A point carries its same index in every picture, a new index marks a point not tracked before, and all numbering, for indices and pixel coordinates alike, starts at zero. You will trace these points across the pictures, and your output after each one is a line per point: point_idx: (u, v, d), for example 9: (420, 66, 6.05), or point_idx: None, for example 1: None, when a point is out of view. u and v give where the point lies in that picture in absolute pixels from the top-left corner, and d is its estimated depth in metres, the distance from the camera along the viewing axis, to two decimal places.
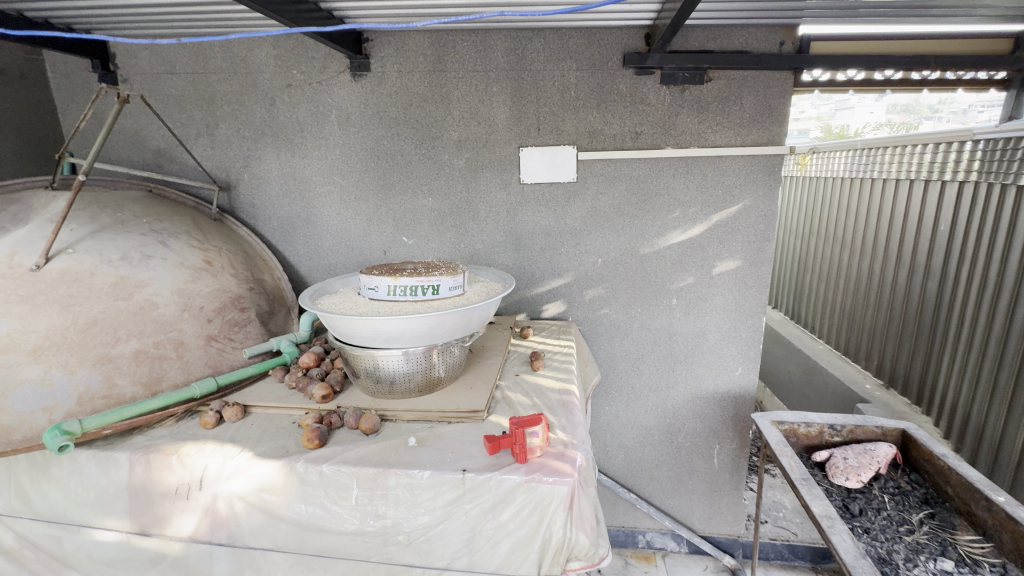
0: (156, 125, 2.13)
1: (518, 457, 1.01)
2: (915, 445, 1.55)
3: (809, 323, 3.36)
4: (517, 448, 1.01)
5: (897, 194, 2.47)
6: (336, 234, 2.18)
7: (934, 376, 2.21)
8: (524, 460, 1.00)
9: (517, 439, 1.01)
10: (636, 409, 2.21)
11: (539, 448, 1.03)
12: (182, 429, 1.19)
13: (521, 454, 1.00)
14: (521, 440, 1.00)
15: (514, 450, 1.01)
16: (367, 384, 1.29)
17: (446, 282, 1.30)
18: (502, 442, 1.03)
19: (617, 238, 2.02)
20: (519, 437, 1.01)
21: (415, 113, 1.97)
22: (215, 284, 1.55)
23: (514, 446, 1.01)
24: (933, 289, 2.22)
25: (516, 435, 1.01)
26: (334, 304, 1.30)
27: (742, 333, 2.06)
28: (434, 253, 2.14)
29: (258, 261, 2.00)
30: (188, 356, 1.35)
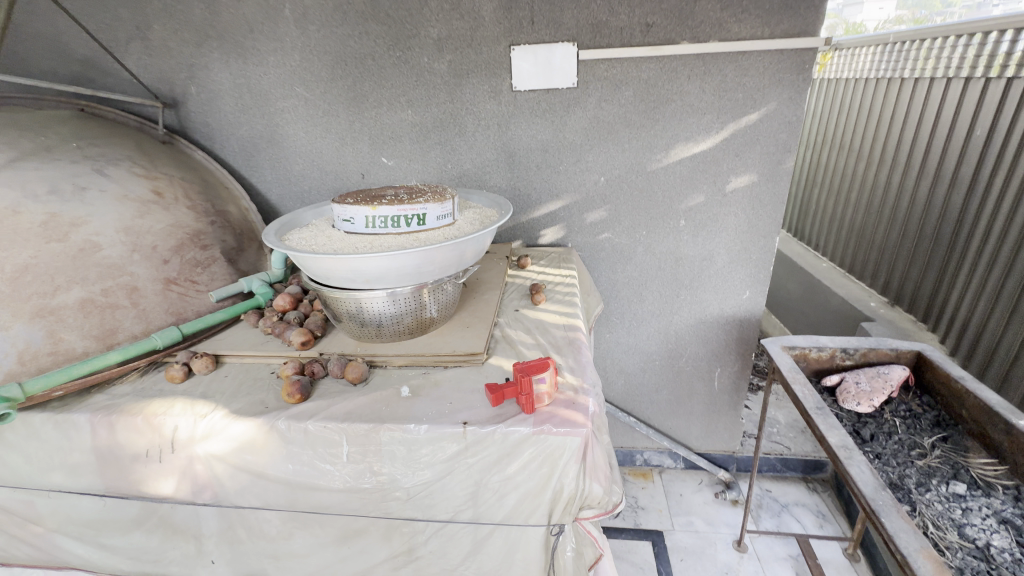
0: (76, 27, 1.78)
1: (524, 407, 0.91)
2: (930, 368, 1.49)
3: (813, 241, 3.24)
4: (524, 397, 0.90)
5: (928, 96, 2.22)
6: (305, 156, 1.93)
7: (946, 294, 2.13)
8: (532, 410, 0.91)
9: (524, 388, 0.90)
10: (638, 336, 2.14)
11: (548, 396, 0.93)
12: (147, 385, 1.07)
13: (529, 404, 0.91)
14: (527, 389, 0.90)
15: (520, 400, 0.91)
16: (351, 328, 1.15)
17: (433, 210, 1.12)
18: (506, 392, 0.93)
19: (622, 153, 1.81)
20: (526, 386, 0.90)
21: (384, 4, 1.65)
22: (169, 219, 1.36)
23: (520, 396, 0.91)
24: (957, 202, 2.06)
25: (522, 384, 0.90)
26: (305, 240, 1.13)
27: (753, 254, 1.93)
28: (418, 175, 1.92)
29: (220, 190, 1.77)
30: (145, 303, 1.19)
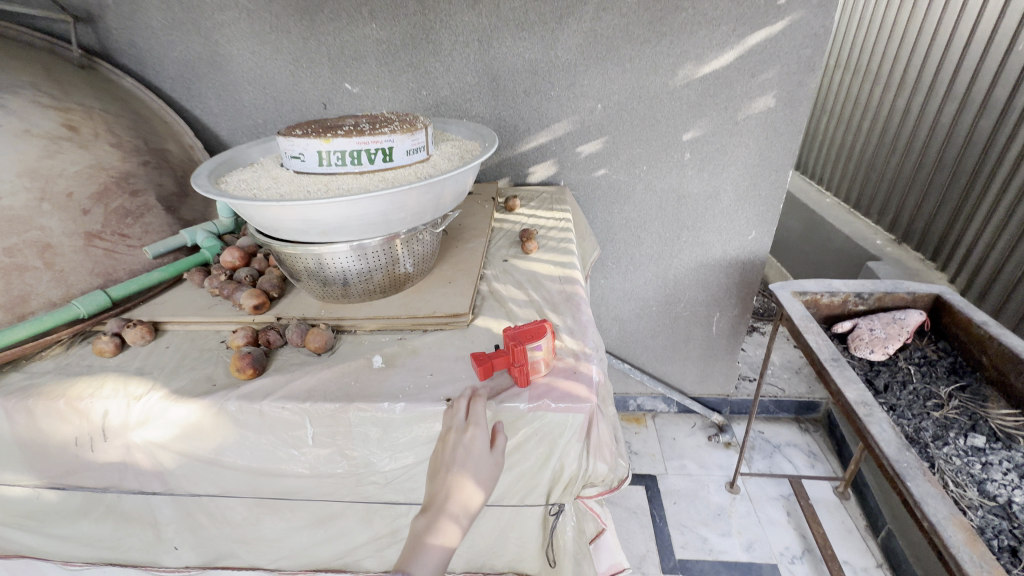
0: None
1: (518, 380, 0.77)
2: (950, 312, 1.39)
3: (817, 174, 3.06)
4: (519, 369, 0.77)
5: (965, 6, 1.97)
6: (254, 82, 1.65)
7: (961, 230, 2.00)
8: (527, 383, 0.77)
9: (519, 359, 0.76)
10: (635, 281, 2.00)
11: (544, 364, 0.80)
12: (73, 361, 0.91)
13: (524, 377, 0.77)
14: (523, 360, 0.76)
15: (514, 372, 0.77)
16: (313, 288, 0.99)
17: (401, 143, 0.92)
18: (495, 364, 0.78)
19: (622, 74, 1.57)
20: (522, 356, 0.76)
21: None
22: (87, 158, 1.13)
23: (514, 368, 0.77)
24: (986, 129, 1.88)
25: (516, 355, 0.76)
26: (247, 182, 0.93)
27: (763, 191, 1.76)
28: (389, 104, 1.67)
29: (155, 124, 1.51)
30: (63, 263, 1.01)
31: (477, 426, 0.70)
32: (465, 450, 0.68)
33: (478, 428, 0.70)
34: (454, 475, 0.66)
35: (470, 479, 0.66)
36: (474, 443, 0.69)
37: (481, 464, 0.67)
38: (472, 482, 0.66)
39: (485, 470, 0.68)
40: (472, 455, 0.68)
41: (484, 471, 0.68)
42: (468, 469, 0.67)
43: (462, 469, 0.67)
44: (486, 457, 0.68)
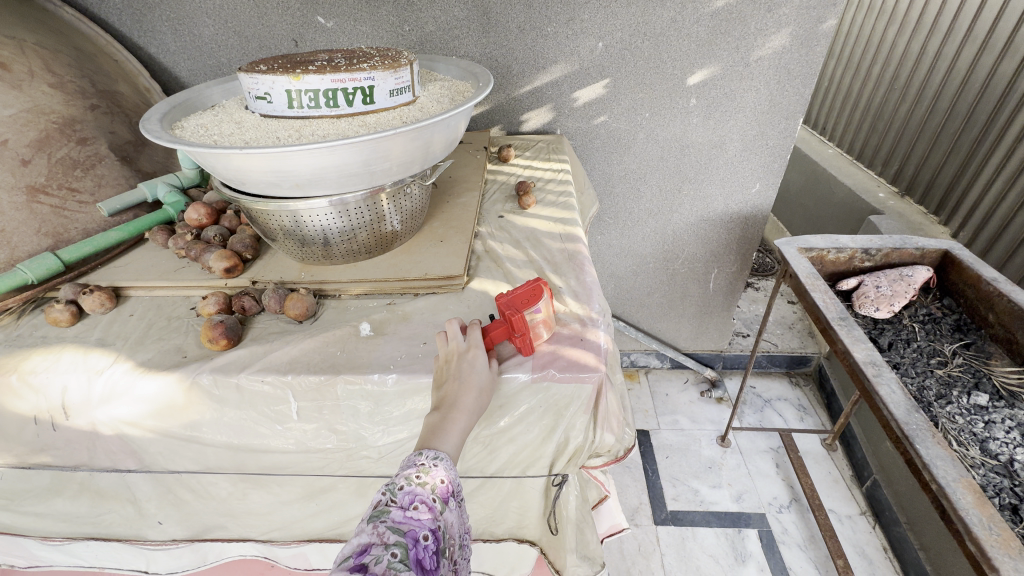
0: None
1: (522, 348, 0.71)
2: (959, 268, 1.35)
3: (820, 124, 2.94)
4: (522, 338, 0.70)
5: None
6: (214, 13, 1.46)
7: (968, 182, 1.94)
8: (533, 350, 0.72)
9: (521, 326, 0.69)
10: (633, 236, 1.93)
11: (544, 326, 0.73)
12: (24, 332, 0.81)
13: (528, 344, 0.71)
14: (525, 328, 0.69)
15: (517, 342, 0.71)
16: (290, 248, 0.90)
17: (383, 81, 0.80)
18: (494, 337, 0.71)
19: (626, 8, 1.42)
20: (523, 323, 0.69)
21: None
22: (21, 101, 0.98)
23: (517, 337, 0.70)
24: (1007, 72, 1.78)
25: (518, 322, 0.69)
26: (206, 127, 0.81)
27: (770, 140, 1.66)
28: (367, 41, 1.50)
29: (104, 63, 1.34)
30: (3, 223, 0.89)
31: (476, 343, 0.68)
32: (466, 360, 0.66)
33: (476, 343, 0.68)
34: (460, 379, 0.64)
35: (475, 383, 0.64)
36: (474, 355, 0.66)
37: (482, 371, 0.65)
38: (478, 384, 0.64)
39: (488, 375, 0.66)
40: (472, 364, 0.65)
41: (486, 379, 0.65)
42: (472, 376, 0.65)
43: (468, 376, 0.64)
44: (486, 367, 0.66)
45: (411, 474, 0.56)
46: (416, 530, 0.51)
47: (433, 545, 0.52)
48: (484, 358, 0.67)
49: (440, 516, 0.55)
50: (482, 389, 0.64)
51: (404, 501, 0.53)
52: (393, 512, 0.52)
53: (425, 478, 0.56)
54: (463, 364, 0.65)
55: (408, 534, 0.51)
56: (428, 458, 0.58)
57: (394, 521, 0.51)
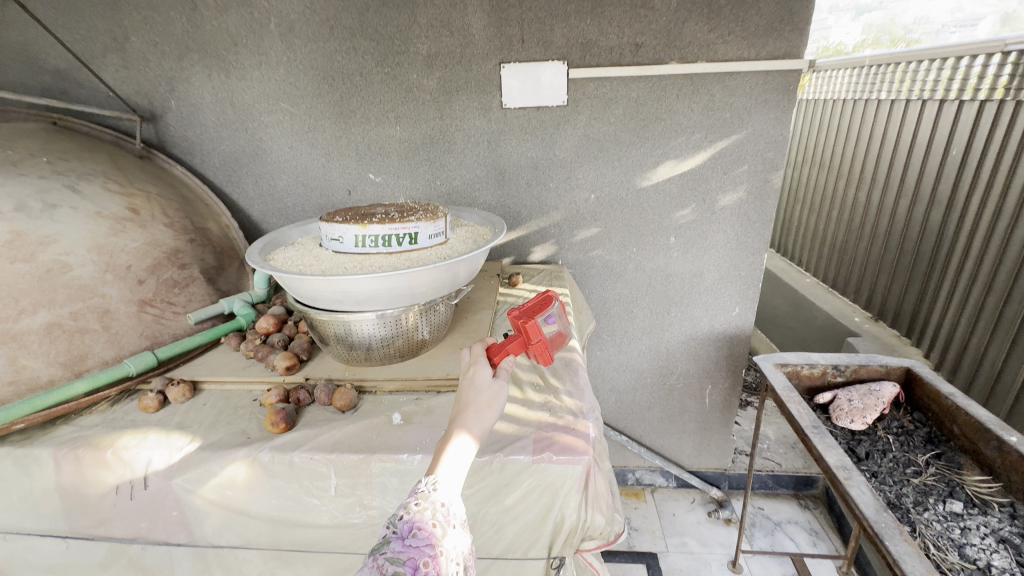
0: (49, 38, 1.71)
1: (541, 361, 0.89)
2: (920, 384, 1.50)
3: (796, 256, 3.29)
4: (541, 348, 0.88)
5: (905, 117, 2.30)
6: (290, 172, 1.88)
7: (930, 308, 2.16)
8: (550, 360, 0.90)
9: (537, 334, 0.86)
10: (630, 353, 2.12)
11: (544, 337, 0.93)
12: (118, 416, 1.00)
13: (546, 355, 0.89)
14: (538, 335, 0.86)
15: (538, 353, 0.87)
16: (339, 352, 1.11)
17: (426, 229, 1.09)
18: (515, 354, 0.85)
19: (612, 171, 1.81)
20: (539, 330, 0.86)
21: (373, 21, 1.63)
22: (145, 237, 1.29)
23: (535, 347, 0.87)
24: (937, 219, 2.12)
25: (535, 329, 0.86)
26: (291, 259, 1.08)
27: (742, 272, 1.95)
28: (406, 192, 1.89)
29: (200, 207, 1.70)
30: (117, 327, 1.13)
31: (478, 363, 0.82)
32: (468, 381, 0.80)
33: (478, 363, 0.82)
34: (465, 399, 0.77)
35: (476, 399, 0.76)
36: (475, 375, 0.80)
37: (481, 387, 0.78)
38: (477, 400, 0.76)
39: (489, 391, 0.78)
40: (473, 384, 0.79)
41: (486, 394, 0.77)
42: (474, 393, 0.77)
43: (469, 393, 0.77)
44: (488, 383, 0.79)
45: (409, 504, 0.65)
46: (415, 559, 0.60)
47: (431, 570, 0.60)
48: (485, 377, 0.80)
49: (439, 541, 0.63)
50: (482, 403, 0.76)
51: (404, 530, 0.62)
52: (392, 542, 0.61)
53: (424, 505, 0.65)
54: (466, 386, 0.79)
55: (407, 563, 0.60)
56: (426, 482, 0.67)
57: (392, 553, 0.60)
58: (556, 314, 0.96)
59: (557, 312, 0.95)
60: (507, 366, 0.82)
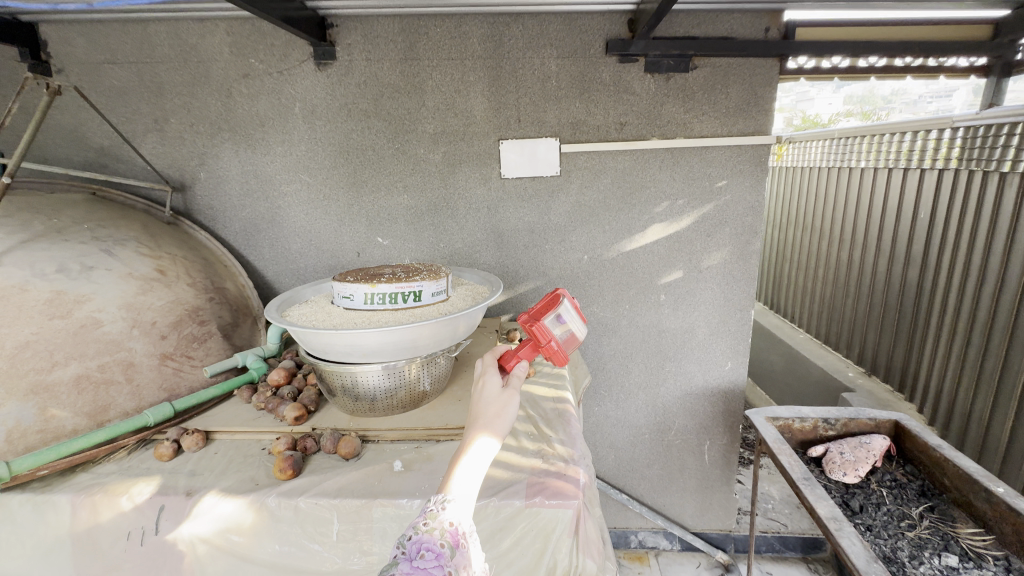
0: (97, 120, 1.92)
1: (556, 362, 0.95)
2: (909, 436, 1.54)
3: (789, 313, 3.38)
4: (552, 349, 0.94)
5: (875, 183, 2.47)
6: (305, 235, 2.02)
7: (918, 363, 2.22)
8: (565, 360, 0.96)
9: (542, 336, 0.94)
10: (627, 408, 2.15)
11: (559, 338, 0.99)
12: (134, 463, 1.05)
13: (559, 356, 0.95)
14: (544, 338, 0.94)
15: (549, 354, 0.94)
16: (345, 403, 1.18)
17: (429, 287, 1.19)
18: (528, 357, 0.92)
19: (603, 233, 1.95)
20: (543, 332, 0.94)
21: (386, 105, 1.84)
22: (169, 296, 1.40)
23: (545, 349, 0.94)
24: (915, 276, 2.23)
25: (539, 333, 0.93)
26: (305, 315, 1.18)
27: (731, 327, 2.03)
28: (412, 253, 2.02)
29: (219, 268, 1.83)
30: (139, 379, 1.21)
31: (488, 372, 0.83)
32: (478, 392, 0.80)
33: (488, 373, 0.83)
34: (475, 412, 0.78)
35: (485, 411, 0.77)
36: (485, 387, 0.81)
37: (491, 400, 0.78)
38: (486, 414, 0.77)
39: (498, 402, 0.78)
40: (483, 396, 0.79)
41: (495, 406, 0.78)
42: (483, 405, 0.78)
43: (479, 406, 0.78)
44: (498, 394, 0.79)
45: (418, 524, 0.67)
46: None
47: None
48: (495, 388, 0.80)
49: (447, 561, 0.65)
50: (491, 415, 0.77)
51: (413, 551, 0.65)
52: (402, 564, 0.64)
53: (433, 525, 0.67)
54: (477, 399, 0.80)
55: None
56: (437, 502, 0.69)
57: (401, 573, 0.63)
58: (569, 312, 1.00)
59: (568, 309, 1.00)
60: (519, 371, 0.85)
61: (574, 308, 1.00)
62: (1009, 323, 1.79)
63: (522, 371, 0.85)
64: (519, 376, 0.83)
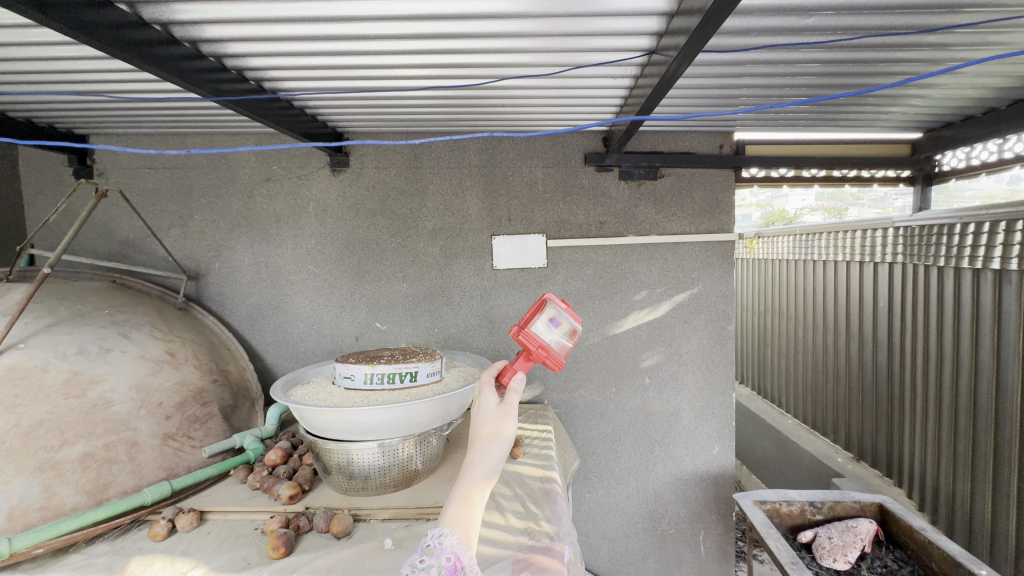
0: (126, 216, 2.11)
1: (552, 366, 0.92)
2: (892, 518, 1.57)
3: (776, 398, 3.44)
4: (544, 354, 0.92)
5: (837, 274, 2.69)
6: (307, 320, 2.14)
7: (900, 446, 2.27)
8: (561, 362, 0.92)
9: (529, 344, 0.92)
10: (618, 495, 2.14)
11: (557, 343, 0.97)
12: (127, 544, 1.07)
13: (554, 359, 0.92)
14: (535, 346, 0.92)
15: (542, 360, 0.92)
16: (339, 482, 1.23)
17: (424, 368, 1.28)
18: (521, 368, 0.90)
19: (588, 319, 2.08)
20: (530, 339, 0.93)
21: (391, 205, 2.07)
22: (177, 377, 1.48)
23: (537, 356, 0.92)
24: (884, 360, 2.36)
25: (525, 340, 0.93)
26: (308, 395, 1.26)
27: (714, 409, 2.12)
28: (407, 338, 2.13)
29: (223, 351, 1.92)
30: (140, 458, 1.26)
31: (483, 392, 0.83)
32: (474, 415, 0.82)
33: (483, 394, 0.83)
34: (472, 436, 0.79)
35: (482, 433, 0.78)
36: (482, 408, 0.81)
37: (487, 419, 0.79)
38: (483, 435, 0.77)
39: (495, 421, 0.79)
40: (480, 417, 0.80)
41: (491, 426, 0.78)
42: (479, 427, 0.79)
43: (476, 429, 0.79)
44: (494, 412, 0.80)
45: (415, 561, 0.65)
46: None
47: None
48: (491, 407, 0.81)
49: None
50: (488, 435, 0.77)
51: None
52: None
53: (429, 561, 0.64)
54: (474, 421, 0.80)
55: None
56: (434, 536, 0.67)
57: None
58: (560, 314, 0.98)
59: (558, 311, 0.97)
60: (517, 385, 0.82)
61: (564, 308, 0.97)
62: (970, 406, 1.88)
63: (519, 385, 0.82)
64: (517, 390, 0.81)
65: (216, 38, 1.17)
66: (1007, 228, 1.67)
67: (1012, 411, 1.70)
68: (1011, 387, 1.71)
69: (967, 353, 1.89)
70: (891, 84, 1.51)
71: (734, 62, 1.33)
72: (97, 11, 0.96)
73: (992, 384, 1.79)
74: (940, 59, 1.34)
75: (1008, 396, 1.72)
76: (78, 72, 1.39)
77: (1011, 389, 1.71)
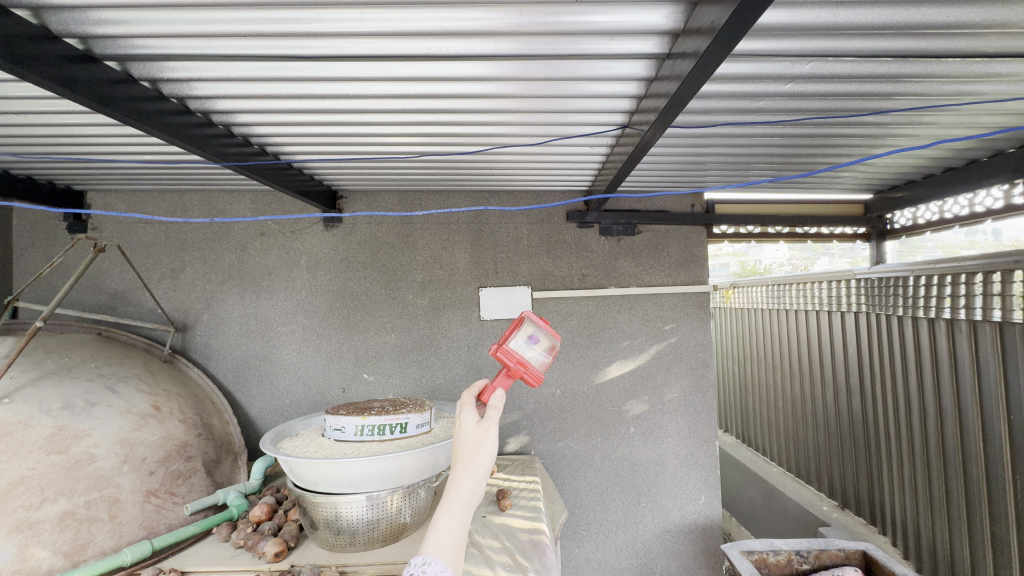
0: (116, 269, 2.13)
1: (531, 381, 0.95)
2: (877, 565, 1.59)
3: (760, 446, 3.47)
4: (523, 370, 0.95)
5: (809, 323, 2.81)
6: (294, 372, 2.14)
7: (879, 491, 2.31)
8: (539, 377, 0.95)
9: (509, 359, 0.95)
10: (607, 549, 2.10)
11: (536, 359, 1.01)
12: None
13: (533, 375, 0.95)
14: (513, 361, 0.95)
15: (521, 375, 0.94)
16: (325, 537, 1.23)
17: (414, 419, 1.30)
18: (501, 384, 0.92)
19: (574, 368, 2.13)
20: (510, 354, 0.96)
21: (382, 258, 2.15)
22: (161, 430, 1.46)
23: (516, 371, 0.94)
24: (856, 405, 2.45)
25: (504, 356, 0.96)
26: (297, 448, 1.27)
27: (699, 458, 2.15)
28: (395, 388, 2.13)
29: (208, 404, 1.89)
30: (122, 516, 1.23)
31: (464, 410, 0.83)
32: (456, 432, 0.81)
33: (464, 411, 0.83)
34: (454, 453, 0.78)
35: (465, 451, 0.77)
36: (463, 425, 0.80)
37: (468, 438, 0.78)
38: (464, 454, 0.77)
39: (475, 439, 0.78)
40: (461, 436, 0.79)
41: (473, 444, 0.77)
42: (463, 445, 0.78)
43: (460, 446, 0.78)
44: (475, 429, 0.79)
45: None
46: None
47: None
48: (471, 424, 0.80)
49: None
50: (471, 452, 0.76)
51: None
52: None
53: None
54: (455, 440, 0.80)
55: None
56: (417, 565, 0.65)
57: None
58: (538, 331, 1.03)
59: (536, 328, 1.03)
60: (496, 402, 0.85)
61: (542, 325, 1.03)
62: (939, 451, 1.95)
63: (499, 402, 0.85)
64: (496, 408, 0.84)
65: (228, 110, 1.28)
66: (955, 281, 1.81)
67: (978, 455, 1.77)
68: (974, 431, 1.79)
69: (931, 398, 1.97)
70: (839, 153, 1.69)
71: (699, 135, 1.48)
72: (121, 88, 1.06)
73: (957, 428, 1.86)
74: (877, 135, 1.52)
75: (973, 440, 1.79)
76: (89, 137, 1.48)
77: (974, 433, 1.79)
